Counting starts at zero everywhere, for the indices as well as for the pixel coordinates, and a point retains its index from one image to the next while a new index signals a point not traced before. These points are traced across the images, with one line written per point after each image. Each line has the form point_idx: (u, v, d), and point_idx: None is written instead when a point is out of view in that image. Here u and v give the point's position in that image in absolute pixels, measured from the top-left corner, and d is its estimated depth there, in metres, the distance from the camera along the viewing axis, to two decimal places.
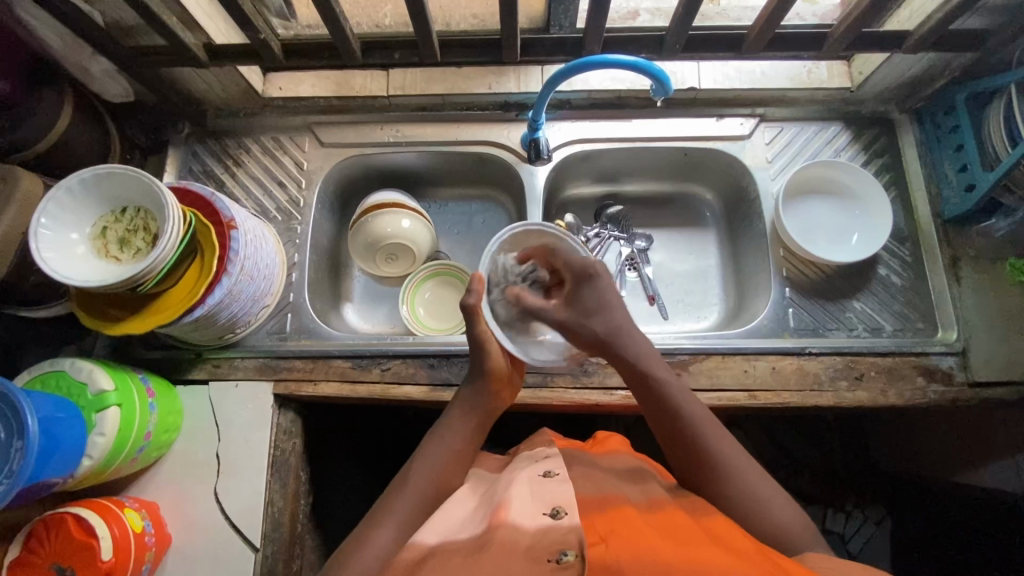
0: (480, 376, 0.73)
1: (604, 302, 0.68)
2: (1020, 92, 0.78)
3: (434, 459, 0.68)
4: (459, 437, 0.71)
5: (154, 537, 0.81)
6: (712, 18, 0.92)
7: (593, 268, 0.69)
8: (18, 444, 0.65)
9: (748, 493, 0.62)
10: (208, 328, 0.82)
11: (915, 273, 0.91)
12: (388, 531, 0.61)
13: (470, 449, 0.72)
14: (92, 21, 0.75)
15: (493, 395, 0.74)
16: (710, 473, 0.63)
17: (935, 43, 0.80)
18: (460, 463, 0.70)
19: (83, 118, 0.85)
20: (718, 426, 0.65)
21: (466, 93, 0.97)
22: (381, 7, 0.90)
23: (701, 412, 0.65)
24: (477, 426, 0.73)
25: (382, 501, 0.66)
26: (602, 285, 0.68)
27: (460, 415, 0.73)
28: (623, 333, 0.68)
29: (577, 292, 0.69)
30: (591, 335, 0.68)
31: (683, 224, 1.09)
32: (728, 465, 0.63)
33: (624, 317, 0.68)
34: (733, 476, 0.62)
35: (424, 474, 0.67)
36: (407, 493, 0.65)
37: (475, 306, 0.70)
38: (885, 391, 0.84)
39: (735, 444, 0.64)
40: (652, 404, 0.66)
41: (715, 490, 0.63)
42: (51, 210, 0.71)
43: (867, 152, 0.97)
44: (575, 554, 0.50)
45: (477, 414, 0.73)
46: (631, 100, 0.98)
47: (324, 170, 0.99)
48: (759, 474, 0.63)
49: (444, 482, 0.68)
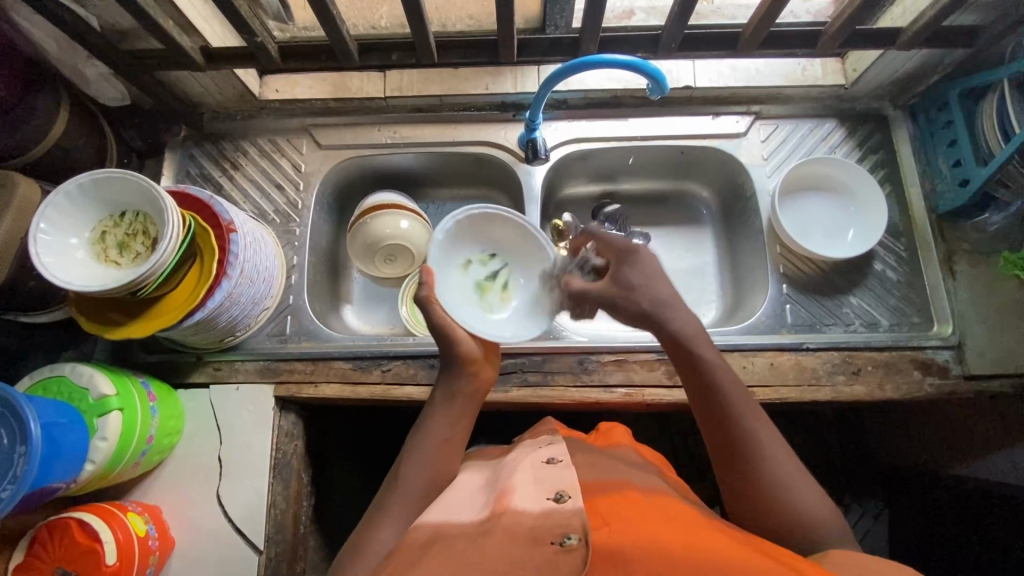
0: (452, 362, 0.70)
1: (646, 278, 0.65)
2: (1013, 86, 0.78)
3: (421, 452, 0.67)
4: (444, 425, 0.69)
5: (158, 541, 0.81)
6: (706, 16, 0.93)
7: (632, 246, 0.67)
8: (21, 450, 0.65)
9: (777, 480, 0.61)
10: (208, 331, 0.83)
11: (910, 267, 0.92)
12: (387, 530, 0.62)
13: (459, 434, 0.70)
14: (87, 25, 0.74)
15: (471, 375, 0.71)
16: (743, 452, 0.62)
17: (927, 40, 0.81)
18: (450, 451, 0.69)
19: (80, 123, 0.85)
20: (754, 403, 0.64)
21: (462, 94, 0.98)
22: (378, 8, 0.90)
23: (743, 392, 0.63)
24: (463, 409, 0.70)
25: (378, 500, 0.66)
26: (645, 264, 0.66)
27: (442, 401, 0.70)
28: (672, 307, 0.64)
29: (619, 270, 0.67)
30: (634, 310, 0.64)
31: (680, 222, 1.09)
32: (762, 445, 0.62)
33: (671, 293, 0.65)
34: (765, 460, 0.61)
35: (414, 472, 0.66)
36: (401, 492, 0.65)
37: (427, 296, 0.68)
38: (882, 385, 0.85)
39: (768, 426, 0.63)
40: (693, 381, 0.64)
41: (745, 470, 0.62)
42: (50, 216, 0.71)
43: (862, 148, 0.98)
44: (578, 538, 0.50)
45: (459, 399, 0.70)
46: (627, 99, 0.99)
47: (321, 172, 0.99)
48: (788, 460, 0.62)
49: (437, 475, 0.67)
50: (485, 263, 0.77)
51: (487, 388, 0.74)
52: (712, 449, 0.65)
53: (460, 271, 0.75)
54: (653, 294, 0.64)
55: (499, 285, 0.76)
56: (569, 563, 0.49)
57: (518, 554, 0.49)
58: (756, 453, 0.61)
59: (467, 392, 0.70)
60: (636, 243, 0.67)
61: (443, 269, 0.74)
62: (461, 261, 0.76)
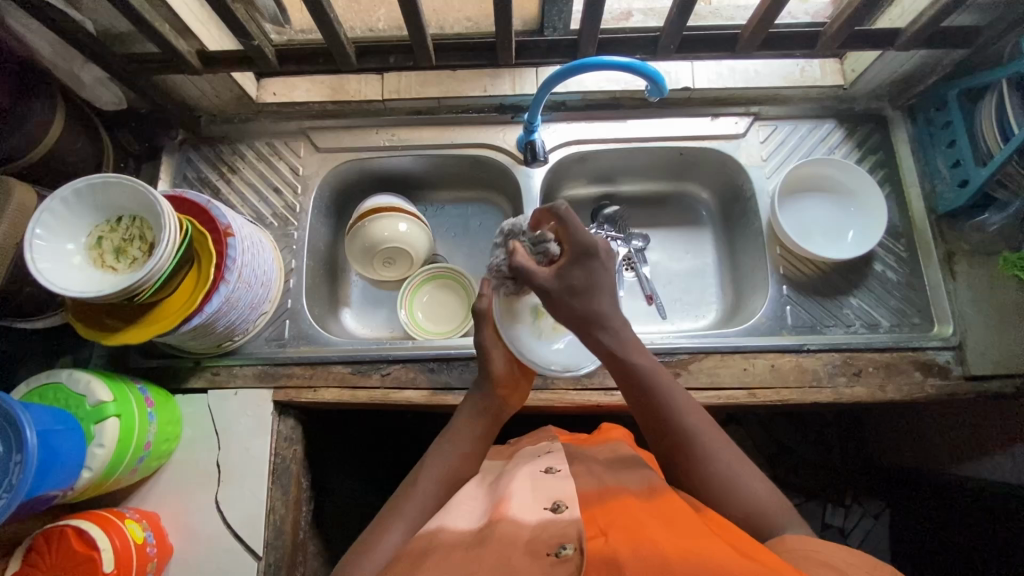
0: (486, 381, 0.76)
1: (592, 283, 0.62)
2: (1013, 87, 0.78)
3: (443, 458, 0.70)
4: (468, 438, 0.73)
5: (156, 548, 0.81)
6: (704, 17, 0.93)
7: (592, 251, 0.61)
8: (17, 457, 0.64)
9: (727, 477, 0.61)
10: (206, 336, 0.82)
11: (909, 268, 0.92)
12: (398, 529, 0.62)
13: (479, 451, 0.73)
14: (83, 29, 0.74)
15: (500, 401, 0.76)
16: (682, 446, 0.63)
17: (927, 41, 0.81)
18: (467, 465, 0.71)
19: (75, 127, 0.84)
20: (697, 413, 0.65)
21: (460, 96, 0.97)
22: (375, 11, 0.90)
23: (685, 402, 0.65)
24: (486, 431, 0.74)
25: (391, 501, 0.66)
26: (594, 268, 0.62)
27: (469, 417, 0.75)
28: (608, 317, 0.64)
29: (566, 268, 0.62)
30: (573, 314, 0.62)
31: (679, 223, 1.09)
32: (704, 443, 0.63)
33: (611, 303, 0.64)
34: (709, 457, 0.62)
35: (434, 473, 0.68)
36: (417, 492, 0.66)
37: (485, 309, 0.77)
38: (883, 386, 0.85)
39: (708, 422, 0.65)
40: (629, 388, 0.66)
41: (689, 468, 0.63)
42: (46, 221, 0.70)
43: (861, 149, 0.98)
44: (573, 547, 0.50)
45: (485, 418, 0.74)
46: (625, 101, 0.98)
47: (319, 175, 0.98)
48: (735, 457, 0.63)
49: (453, 484, 0.69)
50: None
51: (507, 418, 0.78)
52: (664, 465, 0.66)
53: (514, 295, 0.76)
54: (590, 302, 0.62)
55: None
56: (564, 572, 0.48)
57: (514, 562, 0.49)
58: (699, 452, 0.63)
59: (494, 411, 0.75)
60: (599, 246, 0.62)
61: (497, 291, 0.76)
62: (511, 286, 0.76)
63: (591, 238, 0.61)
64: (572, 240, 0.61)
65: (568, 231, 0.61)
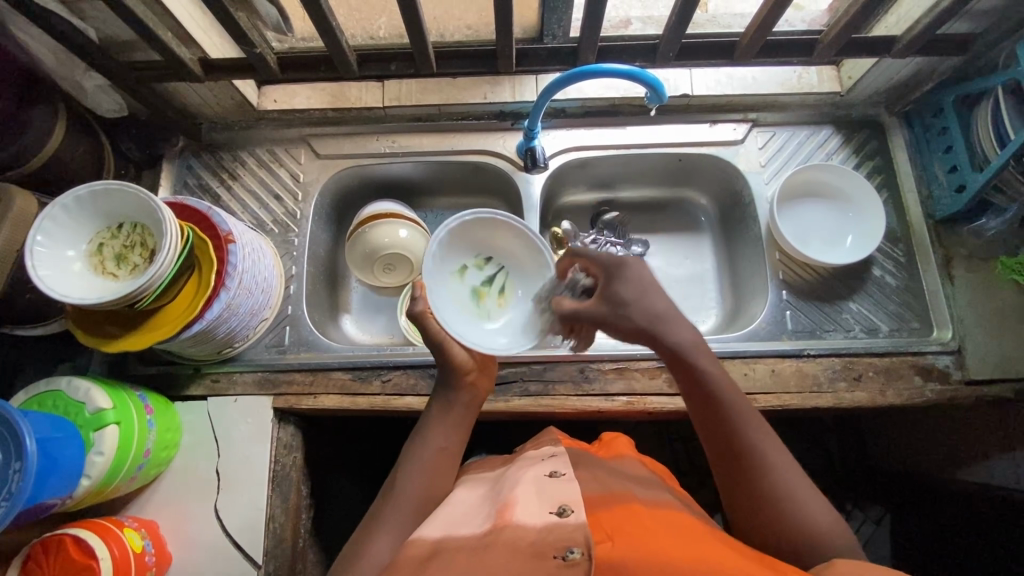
0: (447, 371, 0.75)
1: (641, 291, 0.63)
2: (1008, 93, 0.79)
3: (419, 457, 0.69)
4: (443, 432, 0.72)
5: (154, 557, 0.80)
6: (702, 25, 0.94)
7: (621, 260, 0.64)
8: (17, 465, 0.64)
9: (785, 491, 0.60)
10: (206, 343, 0.82)
11: (908, 273, 0.92)
12: (384, 538, 0.62)
13: (456, 443, 0.72)
14: (86, 38, 0.74)
15: (469, 389, 0.75)
16: (742, 457, 0.62)
17: (922, 48, 0.82)
18: (447, 460, 0.70)
19: (76, 134, 0.84)
20: (763, 426, 0.63)
21: (460, 103, 0.98)
22: (375, 19, 0.90)
23: (751, 414, 0.63)
24: (461, 421, 0.73)
25: (376, 508, 0.66)
26: (634, 277, 0.64)
27: (440, 411, 0.74)
28: (668, 320, 0.63)
29: (609, 286, 0.64)
30: (633, 327, 0.63)
31: (678, 229, 1.10)
32: (768, 461, 0.61)
33: (667, 307, 0.64)
34: (771, 474, 0.61)
35: (411, 475, 0.68)
36: (399, 498, 0.66)
37: (422, 310, 0.74)
38: (883, 391, 0.85)
39: (775, 440, 0.63)
40: (694, 396, 0.64)
41: (748, 484, 0.61)
42: (46, 228, 0.70)
43: (858, 155, 0.98)
44: (581, 552, 0.49)
45: (456, 408, 0.74)
46: (625, 108, 0.99)
47: (320, 182, 0.99)
48: (795, 473, 0.61)
49: (435, 482, 0.68)
50: (482, 268, 0.76)
51: (483, 403, 0.77)
52: (721, 478, 0.64)
53: (455, 278, 0.75)
54: (645, 310, 0.63)
55: (495, 290, 0.75)
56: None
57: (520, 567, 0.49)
58: (762, 468, 0.61)
59: (464, 399, 0.74)
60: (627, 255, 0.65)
61: (437, 273, 0.73)
62: (456, 269, 0.75)
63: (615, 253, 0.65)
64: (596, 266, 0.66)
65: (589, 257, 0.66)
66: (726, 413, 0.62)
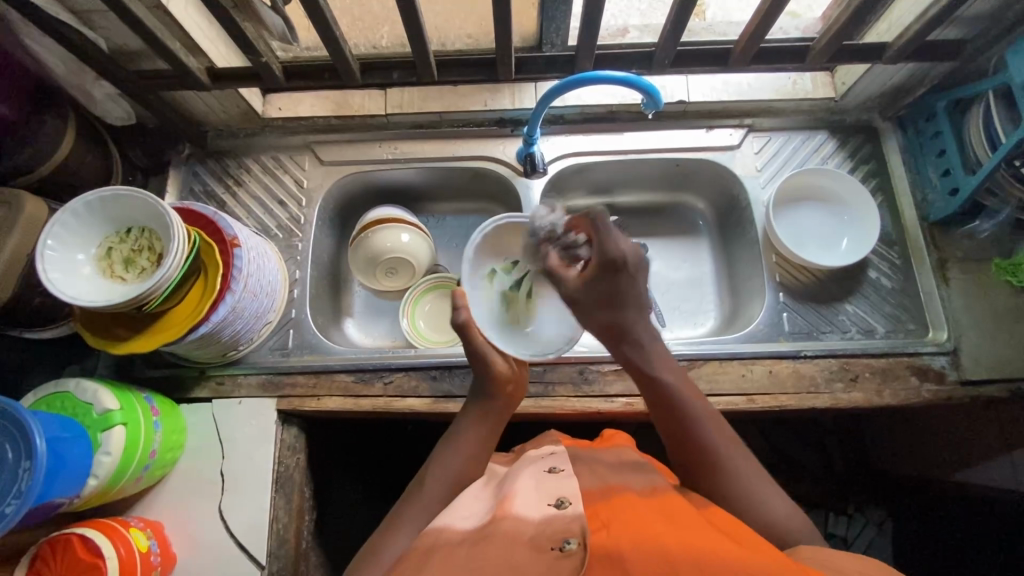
0: (486, 383, 0.75)
1: (619, 295, 0.63)
2: (999, 97, 0.80)
3: (448, 462, 0.70)
4: (474, 441, 0.72)
5: (159, 557, 0.81)
6: (698, 33, 0.96)
7: (622, 262, 0.61)
8: (26, 464, 0.65)
9: (748, 493, 0.61)
10: (211, 346, 0.83)
11: (903, 275, 0.94)
12: (404, 536, 0.63)
13: (485, 453, 0.73)
14: (96, 47, 0.77)
15: (505, 401, 0.75)
16: (705, 462, 0.63)
17: (913, 53, 0.83)
18: (473, 469, 0.71)
19: (85, 141, 0.86)
20: (726, 432, 0.65)
21: (461, 111, 1.00)
22: (378, 29, 0.93)
23: (713, 421, 0.65)
24: (491, 431, 0.74)
25: (398, 506, 0.68)
26: (621, 280, 0.62)
27: (473, 418, 0.74)
28: (631, 326, 0.65)
29: (597, 278, 0.63)
30: (599, 318, 0.65)
31: (676, 234, 1.11)
32: (728, 462, 0.63)
33: (637, 313, 0.64)
34: (732, 475, 0.62)
35: (439, 478, 0.69)
36: (423, 500, 0.67)
37: (466, 321, 0.74)
38: (880, 391, 0.86)
39: (734, 440, 0.64)
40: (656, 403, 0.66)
41: (709, 485, 0.63)
42: (57, 232, 0.72)
43: (853, 159, 1.00)
44: (577, 542, 0.51)
45: (490, 418, 0.74)
46: (623, 114, 1.01)
47: (323, 188, 1.00)
48: (757, 475, 0.63)
49: (458, 486, 0.69)
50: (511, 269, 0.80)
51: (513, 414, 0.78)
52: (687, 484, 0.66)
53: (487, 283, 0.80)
54: (616, 307, 0.64)
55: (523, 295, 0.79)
56: (567, 567, 0.49)
57: (518, 560, 0.50)
58: (723, 469, 0.62)
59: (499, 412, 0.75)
60: (632, 258, 0.62)
61: (470, 280, 0.79)
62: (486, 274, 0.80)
63: (626, 250, 0.61)
64: (600, 254, 0.61)
65: (599, 240, 0.61)
66: (685, 415, 0.64)
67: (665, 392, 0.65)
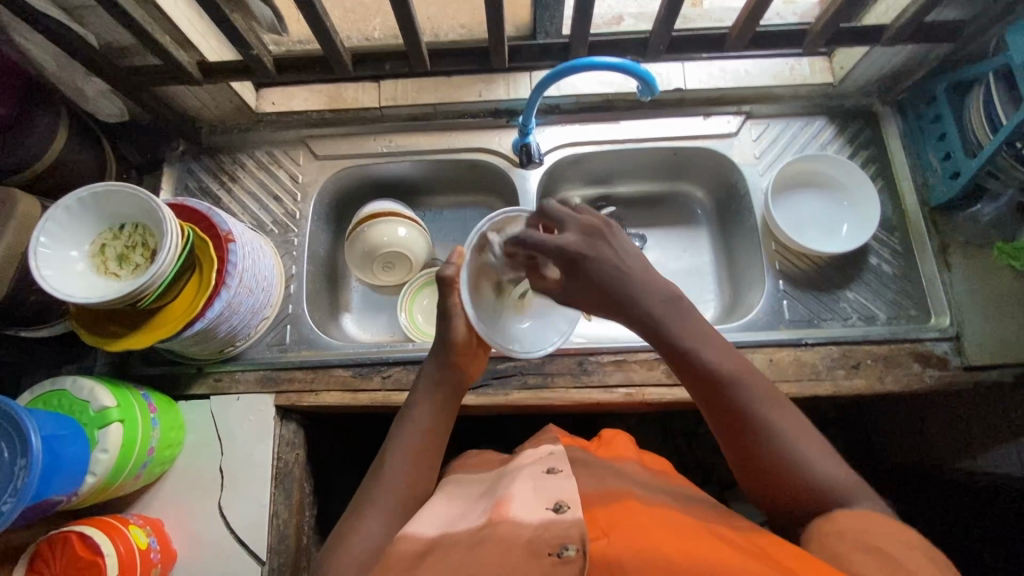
0: (441, 350, 0.73)
1: (599, 269, 0.57)
2: (1000, 78, 0.79)
3: (405, 438, 0.69)
4: (432, 412, 0.71)
5: (160, 553, 0.81)
6: (693, 19, 0.95)
7: (577, 249, 0.57)
8: (22, 462, 0.65)
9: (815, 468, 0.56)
10: (208, 342, 0.83)
11: (905, 261, 0.93)
12: (371, 520, 0.62)
13: (443, 423, 0.72)
14: (84, 43, 0.76)
15: (459, 368, 0.74)
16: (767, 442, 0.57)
17: (912, 35, 0.82)
18: (433, 440, 0.70)
19: (77, 139, 0.86)
20: (782, 403, 0.58)
21: (455, 102, 0.99)
22: (371, 21, 0.93)
23: (768, 395, 0.58)
24: (448, 398, 0.73)
25: (363, 490, 0.66)
26: (593, 266, 0.57)
27: (429, 389, 0.73)
28: (643, 298, 0.57)
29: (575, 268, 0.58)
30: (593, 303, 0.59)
31: (675, 223, 1.10)
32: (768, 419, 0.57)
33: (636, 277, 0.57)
34: (772, 433, 0.56)
35: (398, 457, 0.67)
36: (387, 479, 0.65)
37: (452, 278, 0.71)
38: (882, 378, 0.85)
39: (789, 410, 0.58)
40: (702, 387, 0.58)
41: (747, 446, 0.57)
42: (50, 229, 0.71)
43: (853, 144, 0.99)
44: (577, 548, 0.49)
45: (444, 387, 0.73)
46: (619, 103, 1.00)
47: (319, 182, 1.00)
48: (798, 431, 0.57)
49: (421, 461, 0.68)
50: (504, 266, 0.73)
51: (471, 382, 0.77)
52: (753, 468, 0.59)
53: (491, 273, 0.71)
54: (610, 286, 0.57)
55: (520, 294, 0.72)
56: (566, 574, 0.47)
57: (511, 563, 0.49)
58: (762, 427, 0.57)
59: (454, 378, 0.73)
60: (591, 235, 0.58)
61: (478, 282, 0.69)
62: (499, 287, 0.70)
63: (570, 240, 0.58)
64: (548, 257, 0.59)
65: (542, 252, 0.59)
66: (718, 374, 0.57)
67: (688, 352, 0.57)
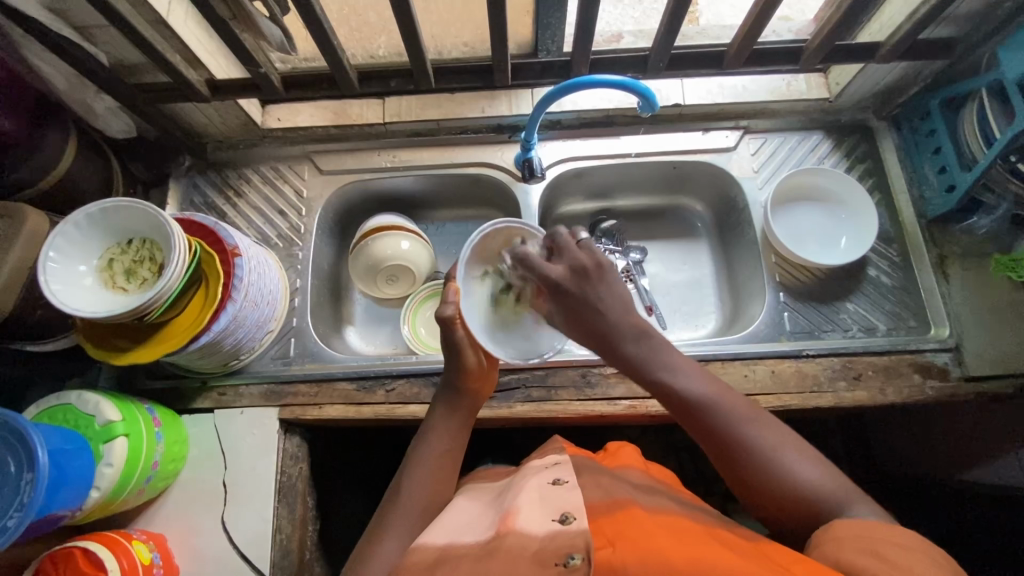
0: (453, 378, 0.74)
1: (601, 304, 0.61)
2: (991, 94, 0.81)
3: (421, 463, 0.69)
4: (445, 438, 0.72)
5: (162, 569, 0.81)
6: (692, 37, 0.97)
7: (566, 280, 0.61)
8: (29, 476, 0.65)
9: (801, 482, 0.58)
10: (213, 355, 0.83)
11: (903, 273, 0.94)
12: (387, 546, 0.61)
13: (458, 448, 0.72)
14: (95, 61, 0.78)
15: (473, 394, 0.75)
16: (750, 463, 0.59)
17: (905, 53, 0.84)
18: (447, 464, 0.71)
19: (85, 155, 0.86)
20: (763, 423, 0.60)
21: (458, 117, 1.01)
22: (376, 39, 0.95)
23: (748, 419, 0.60)
24: (462, 424, 0.74)
25: (378, 516, 0.66)
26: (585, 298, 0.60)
27: (443, 417, 0.74)
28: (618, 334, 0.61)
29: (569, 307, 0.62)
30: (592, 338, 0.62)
31: (675, 236, 1.11)
32: (760, 448, 0.59)
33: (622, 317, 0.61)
34: (759, 459, 0.59)
35: (414, 482, 0.68)
36: (402, 504, 0.66)
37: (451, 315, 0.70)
38: (883, 389, 0.86)
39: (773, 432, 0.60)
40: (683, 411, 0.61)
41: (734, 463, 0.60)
42: (59, 244, 0.72)
43: (849, 158, 1.01)
44: (582, 557, 0.49)
45: (459, 413, 0.74)
46: (619, 118, 1.01)
47: (323, 197, 1.01)
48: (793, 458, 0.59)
49: (439, 486, 0.69)
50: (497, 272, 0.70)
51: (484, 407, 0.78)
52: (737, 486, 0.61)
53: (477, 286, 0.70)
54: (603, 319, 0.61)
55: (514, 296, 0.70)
56: None
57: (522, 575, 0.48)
58: (744, 447, 0.59)
59: (468, 405, 0.74)
60: (589, 268, 0.61)
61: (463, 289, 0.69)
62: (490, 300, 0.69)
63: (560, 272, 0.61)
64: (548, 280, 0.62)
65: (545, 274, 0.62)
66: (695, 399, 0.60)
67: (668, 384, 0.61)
